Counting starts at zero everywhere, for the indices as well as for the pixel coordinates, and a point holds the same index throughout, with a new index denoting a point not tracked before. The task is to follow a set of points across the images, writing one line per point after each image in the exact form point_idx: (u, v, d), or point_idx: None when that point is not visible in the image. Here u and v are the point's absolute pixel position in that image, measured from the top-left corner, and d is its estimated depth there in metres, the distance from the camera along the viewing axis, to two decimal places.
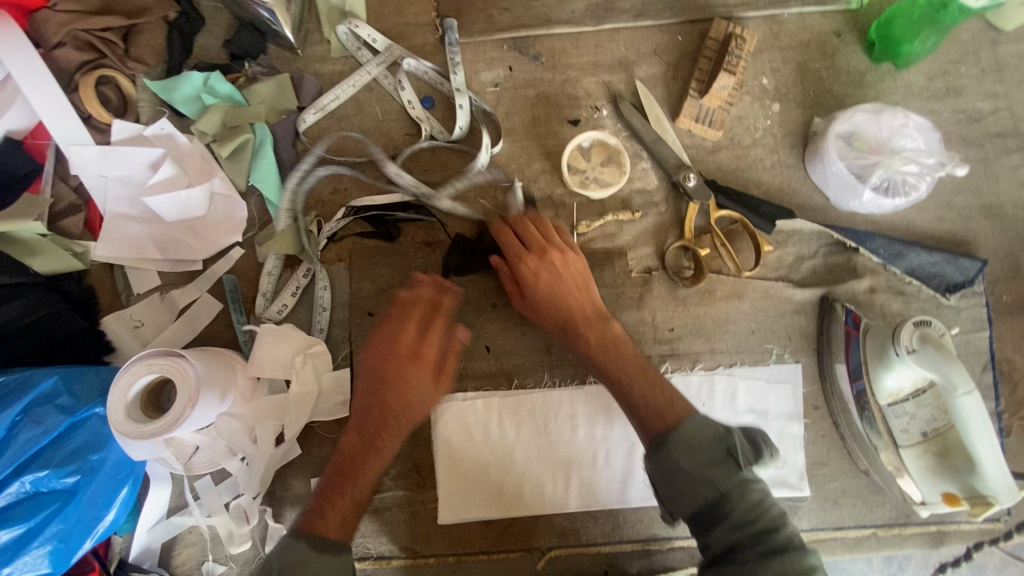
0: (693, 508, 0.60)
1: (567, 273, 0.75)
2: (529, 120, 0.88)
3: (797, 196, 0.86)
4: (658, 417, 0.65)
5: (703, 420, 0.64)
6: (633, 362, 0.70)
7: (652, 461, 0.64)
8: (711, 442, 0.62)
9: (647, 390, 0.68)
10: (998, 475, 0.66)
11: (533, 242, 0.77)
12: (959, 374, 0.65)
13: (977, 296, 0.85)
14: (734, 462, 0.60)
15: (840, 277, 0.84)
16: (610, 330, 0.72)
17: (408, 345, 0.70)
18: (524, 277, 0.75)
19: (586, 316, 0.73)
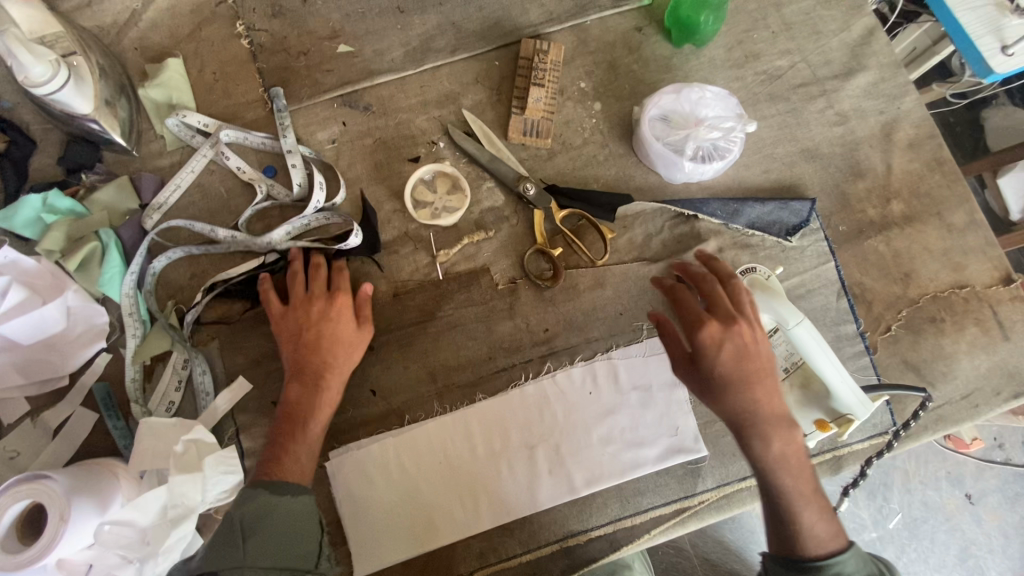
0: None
1: (755, 352, 0.68)
2: (372, 166, 0.91)
3: (633, 181, 0.92)
4: (815, 543, 0.64)
5: (861, 552, 0.65)
6: (806, 482, 0.66)
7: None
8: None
9: (824, 519, 0.65)
10: (848, 392, 0.71)
11: (721, 311, 0.69)
12: (785, 309, 0.71)
13: (816, 232, 0.92)
14: None
15: (689, 245, 0.90)
16: (792, 440, 0.67)
17: (323, 296, 0.79)
18: (705, 351, 0.67)
19: (772, 421, 0.67)
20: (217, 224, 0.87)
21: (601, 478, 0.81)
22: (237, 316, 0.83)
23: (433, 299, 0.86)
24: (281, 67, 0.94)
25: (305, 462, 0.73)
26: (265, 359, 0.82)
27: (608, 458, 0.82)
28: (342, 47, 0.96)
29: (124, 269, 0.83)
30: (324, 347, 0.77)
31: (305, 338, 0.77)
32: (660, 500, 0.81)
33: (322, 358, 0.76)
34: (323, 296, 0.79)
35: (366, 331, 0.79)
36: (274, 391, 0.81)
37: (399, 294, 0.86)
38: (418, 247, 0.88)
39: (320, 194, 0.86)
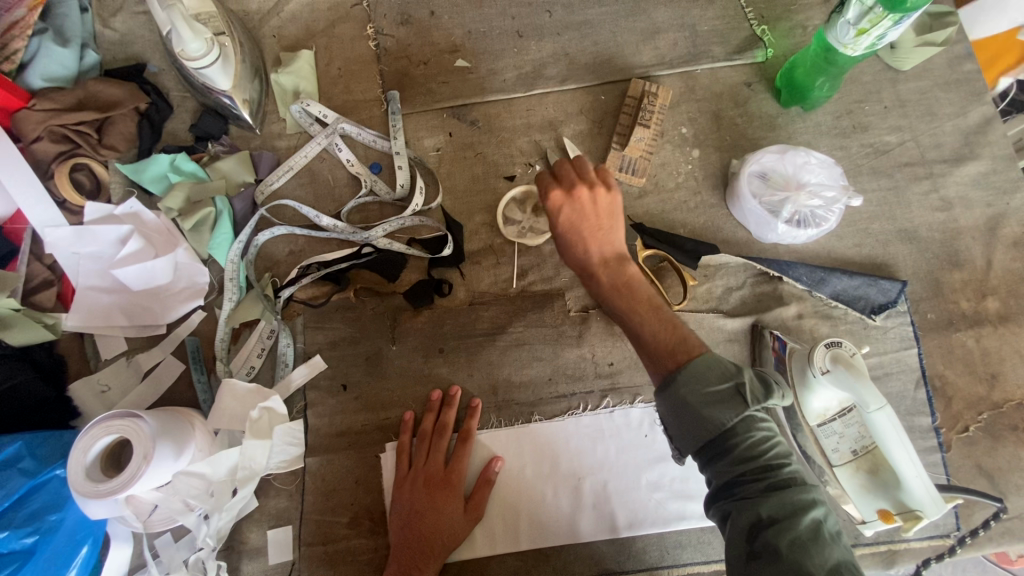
0: (701, 445, 0.61)
1: (594, 212, 0.71)
2: (470, 177, 0.95)
3: (720, 233, 0.93)
4: (656, 359, 0.65)
5: (715, 357, 0.63)
6: (643, 299, 0.68)
7: (662, 400, 0.63)
8: (720, 379, 0.61)
9: (662, 328, 0.65)
10: (921, 488, 0.69)
11: (566, 180, 0.72)
12: (868, 391, 0.70)
13: (902, 315, 0.90)
14: (742, 399, 0.59)
15: (768, 305, 0.89)
16: (621, 274, 0.69)
17: (438, 463, 0.79)
18: (548, 212, 0.72)
19: (595, 260, 0.70)
20: (320, 209, 0.92)
21: (643, 522, 0.80)
22: (325, 297, 0.87)
23: (508, 315, 0.89)
24: (400, 72, 1.00)
25: None
26: (344, 342, 0.85)
27: (653, 504, 0.81)
28: (459, 61, 1.01)
29: (233, 237, 0.89)
30: (430, 502, 0.77)
31: (413, 514, 0.76)
32: (701, 557, 0.80)
33: (426, 545, 0.75)
34: (435, 465, 0.79)
35: (472, 516, 0.78)
36: (344, 375, 0.84)
37: (475, 303, 0.89)
38: (500, 261, 0.91)
39: (419, 198, 0.91)
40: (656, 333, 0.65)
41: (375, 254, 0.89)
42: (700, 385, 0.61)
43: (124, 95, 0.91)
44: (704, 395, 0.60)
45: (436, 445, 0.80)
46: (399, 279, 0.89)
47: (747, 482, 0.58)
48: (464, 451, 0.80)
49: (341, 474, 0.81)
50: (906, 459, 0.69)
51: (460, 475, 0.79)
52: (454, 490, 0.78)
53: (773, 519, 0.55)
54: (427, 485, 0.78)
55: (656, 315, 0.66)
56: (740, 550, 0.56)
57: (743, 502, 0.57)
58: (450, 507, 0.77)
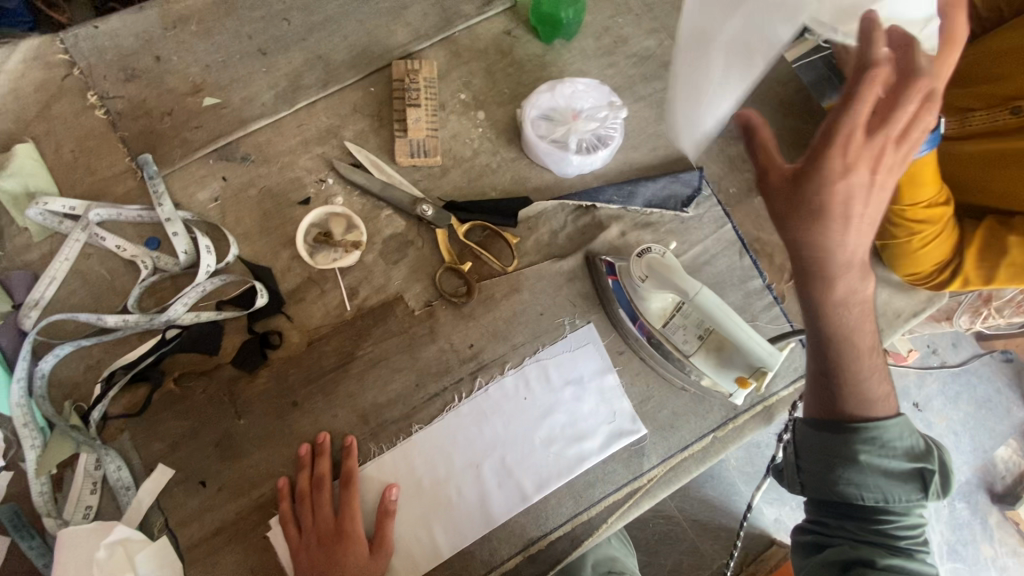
0: (826, 500, 0.68)
1: (872, 201, 0.56)
2: (262, 216, 0.88)
3: (529, 181, 0.93)
4: (864, 401, 0.66)
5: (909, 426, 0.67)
6: (873, 344, 0.65)
7: (812, 434, 0.69)
8: (909, 460, 0.65)
9: (882, 377, 0.66)
10: (757, 346, 0.74)
11: (881, 112, 0.52)
12: (683, 281, 0.74)
13: (709, 198, 0.96)
14: (920, 484, 0.65)
15: (594, 234, 0.92)
16: (864, 290, 0.62)
17: (326, 520, 0.75)
18: (824, 167, 0.53)
19: (872, 228, 0.58)
20: (106, 309, 0.82)
21: (551, 479, 0.82)
22: (144, 401, 0.78)
23: (352, 340, 0.84)
24: (145, 132, 0.90)
25: None
26: (184, 439, 0.78)
27: (554, 460, 0.82)
28: (208, 100, 0.92)
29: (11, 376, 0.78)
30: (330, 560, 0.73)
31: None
32: (612, 487, 0.83)
33: None
34: (324, 522, 0.75)
35: (379, 557, 0.75)
36: (198, 470, 0.77)
37: (313, 341, 0.84)
38: (325, 289, 0.86)
39: (210, 258, 0.83)
40: (856, 357, 0.65)
41: (184, 333, 0.81)
42: (880, 453, 0.65)
43: None
44: (880, 461, 0.65)
45: (321, 499, 0.76)
46: (222, 349, 0.81)
47: (861, 528, 0.66)
48: (350, 495, 0.76)
49: (233, 571, 0.75)
50: (744, 339, 0.74)
51: (352, 519, 0.75)
52: (353, 538, 0.74)
53: (884, 566, 0.62)
54: (321, 546, 0.74)
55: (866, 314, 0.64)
56: (830, 573, 0.65)
57: (859, 546, 0.65)
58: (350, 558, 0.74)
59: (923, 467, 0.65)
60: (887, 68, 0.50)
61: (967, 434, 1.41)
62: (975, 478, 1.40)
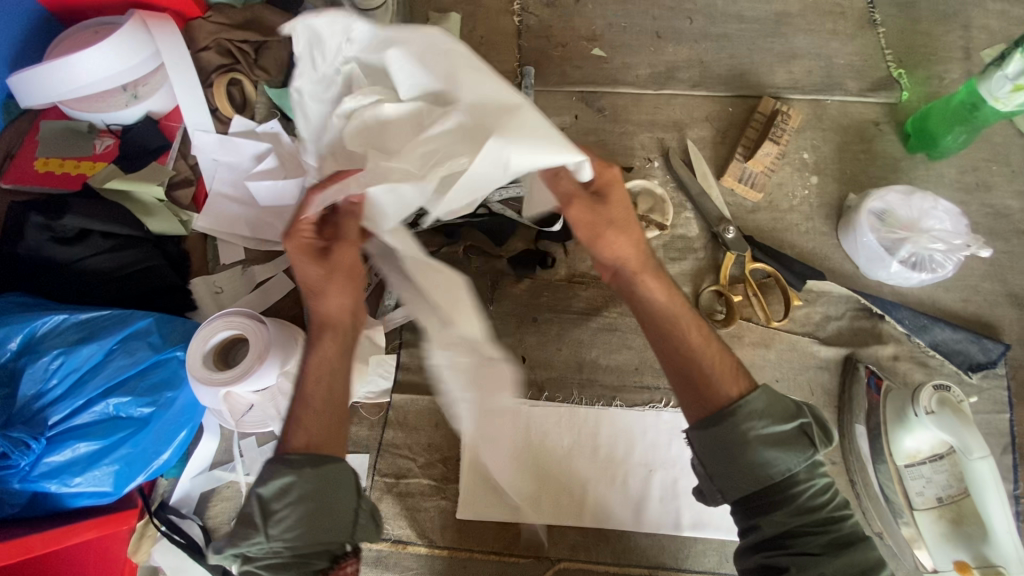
0: (746, 492, 0.59)
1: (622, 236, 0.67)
2: None
3: (828, 261, 0.93)
4: (703, 381, 0.62)
5: (774, 393, 0.61)
6: (683, 310, 0.67)
7: (700, 435, 0.60)
8: (784, 414, 0.60)
9: (705, 341, 0.65)
10: (1010, 544, 0.68)
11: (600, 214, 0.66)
12: (974, 438, 0.69)
13: (999, 378, 0.88)
14: (808, 440, 0.59)
15: (865, 341, 0.89)
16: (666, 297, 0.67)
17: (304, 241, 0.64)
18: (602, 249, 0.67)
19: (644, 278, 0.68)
20: None
21: (709, 525, 0.80)
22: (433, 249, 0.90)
23: (605, 299, 0.90)
24: (538, 50, 1.03)
25: (328, 421, 0.61)
26: None
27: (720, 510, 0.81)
28: (596, 50, 1.03)
29: None
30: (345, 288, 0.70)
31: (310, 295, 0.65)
32: None
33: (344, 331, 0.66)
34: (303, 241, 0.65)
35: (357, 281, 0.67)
36: None
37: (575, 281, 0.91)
38: None
39: None
40: (674, 334, 0.65)
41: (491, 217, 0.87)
42: (763, 422, 0.59)
43: (283, 23, 0.96)
44: (766, 432, 0.59)
45: (301, 252, 0.65)
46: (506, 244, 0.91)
47: (806, 535, 0.57)
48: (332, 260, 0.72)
49: (423, 416, 0.84)
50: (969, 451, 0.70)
51: (333, 299, 0.66)
52: (330, 326, 0.65)
53: None
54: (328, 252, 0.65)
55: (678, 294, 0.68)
56: None
57: (806, 557, 0.56)
58: (322, 356, 0.64)
59: (804, 422, 0.60)
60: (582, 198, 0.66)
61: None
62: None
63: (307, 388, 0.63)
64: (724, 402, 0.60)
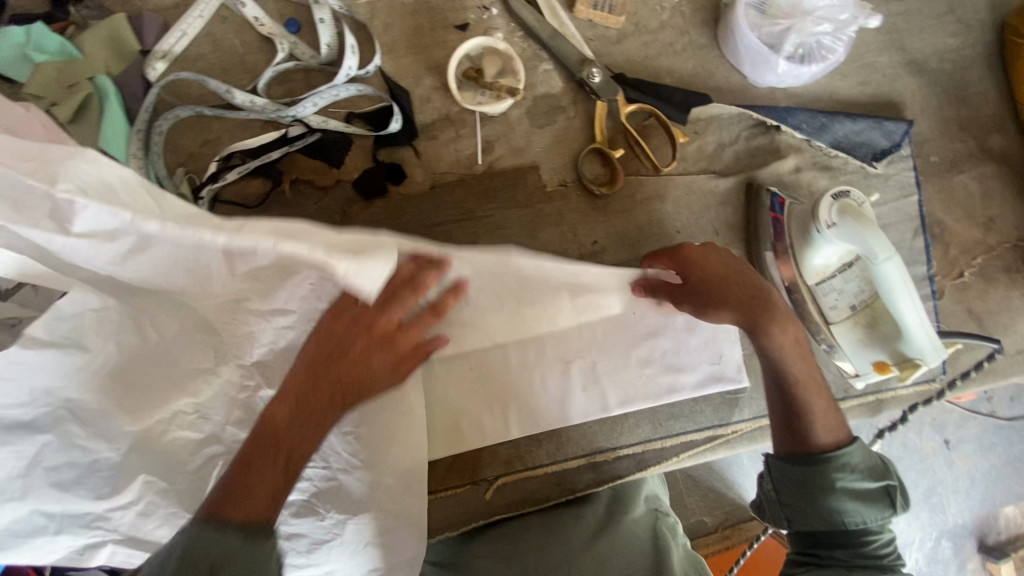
0: (815, 529, 0.65)
1: (708, 275, 0.67)
2: (412, 32, 0.78)
3: (712, 79, 0.81)
4: (807, 431, 0.66)
5: (865, 447, 0.67)
6: (812, 374, 0.68)
7: (783, 467, 0.67)
8: (872, 478, 0.66)
9: (829, 412, 0.67)
10: (924, 337, 0.65)
11: (699, 289, 0.67)
12: (877, 241, 0.63)
13: (905, 160, 0.82)
14: (886, 499, 0.65)
15: (763, 161, 0.80)
16: (788, 342, 0.67)
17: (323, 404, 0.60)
18: (686, 279, 0.68)
19: (746, 313, 0.66)
20: (236, 84, 0.75)
21: (637, 398, 0.78)
22: (260, 199, 0.74)
23: (475, 194, 0.77)
24: None
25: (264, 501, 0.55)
26: None
27: (645, 380, 0.78)
28: None
29: (128, 125, 0.72)
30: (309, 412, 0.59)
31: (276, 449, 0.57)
32: (693, 426, 0.80)
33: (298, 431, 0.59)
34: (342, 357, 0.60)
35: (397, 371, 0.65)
36: None
37: (436, 186, 0.77)
38: (460, 134, 0.78)
39: (352, 60, 0.74)
40: (792, 382, 0.67)
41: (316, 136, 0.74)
42: (854, 475, 0.65)
43: None
44: (853, 485, 0.65)
45: (311, 393, 0.59)
46: (346, 164, 0.76)
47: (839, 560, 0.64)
48: None
49: None
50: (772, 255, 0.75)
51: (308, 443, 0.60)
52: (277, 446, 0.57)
53: None
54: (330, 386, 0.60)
55: (804, 352, 0.69)
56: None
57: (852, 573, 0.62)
58: (276, 410, 0.58)
59: (887, 483, 0.66)
60: (694, 285, 0.68)
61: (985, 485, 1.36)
62: (974, 525, 1.36)
63: (250, 444, 0.57)
64: (819, 447, 0.66)
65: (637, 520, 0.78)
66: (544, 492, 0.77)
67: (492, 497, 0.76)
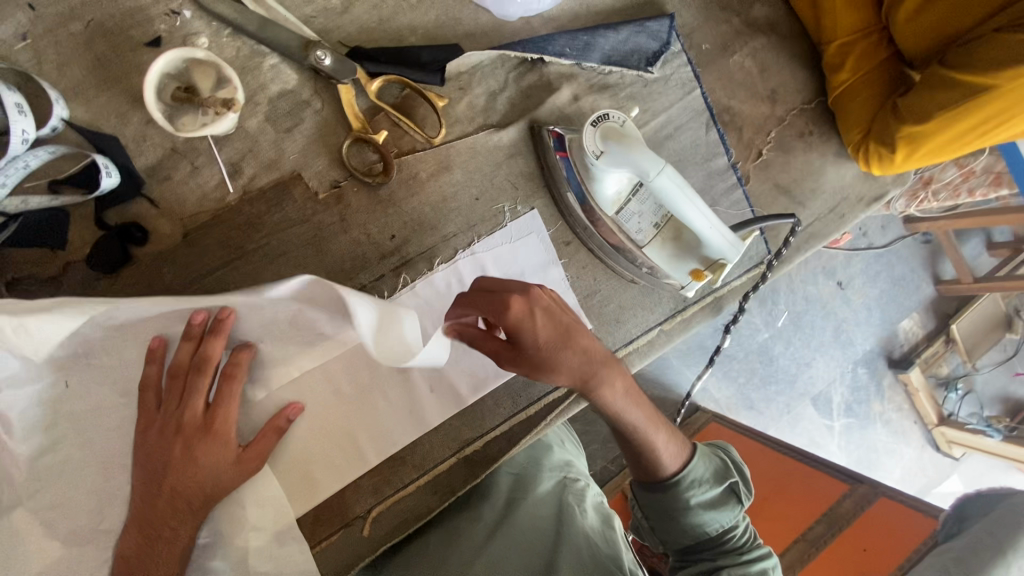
0: (683, 543, 0.69)
1: (534, 346, 0.54)
2: (95, 64, 0.65)
3: (459, 25, 0.74)
4: (658, 464, 0.68)
5: (710, 457, 0.72)
6: (653, 413, 0.66)
7: (646, 496, 0.71)
8: (719, 482, 0.70)
9: (672, 438, 0.68)
10: (720, 237, 0.65)
11: (525, 359, 0.55)
12: (644, 158, 0.61)
13: (678, 57, 0.80)
14: (733, 496, 0.70)
15: (539, 98, 0.75)
16: (631, 394, 0.62)
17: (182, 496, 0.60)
18: (518, 343, 0.54)
19: (587, 382, 0.58)
20: None
21: (488, 379, 0.75)
22: None
23: (240, 226, 0.68)
24: None
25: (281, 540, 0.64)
26: None
27: (491, 357, 0.75)
28: None
29: None
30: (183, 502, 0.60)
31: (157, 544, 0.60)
32: (553, 384, 0.78)
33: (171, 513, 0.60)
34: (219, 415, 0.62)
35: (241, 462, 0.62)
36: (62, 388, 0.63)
37: (190, 232, 0.67)
38: (197, 165, 0.67)
39: (24, 120, 0.60)
40: (637, 428, 0.64)
41: (15, 220, 0.62)
42: (703, 487, 0.69)
43: None
44: (703, 496, 0.69)
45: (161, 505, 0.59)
46: (72, 241, 0.64)
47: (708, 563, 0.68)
48: None
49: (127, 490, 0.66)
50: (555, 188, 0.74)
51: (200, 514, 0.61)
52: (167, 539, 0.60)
53: None
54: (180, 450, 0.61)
55: (644, 398, 0.65)
56: None
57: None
58: (125, 544, 0.60)
59: (732, 482, 0.71)
60: (527, 354, 0.55)
61: (881, 308, 1.49)
62: (879, 347, 1.50)
63: None
64: (671, 473, 0.69)
65: (542, 496, 0.80)
66: (423, 507, 0.73)
67: (371, 532, 0.71)
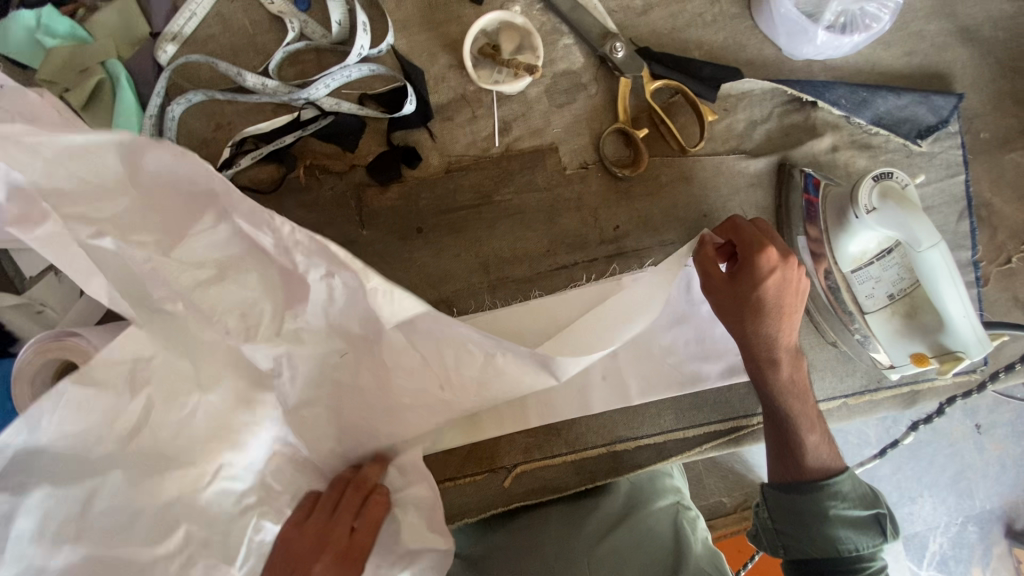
0: (808, 556, 0.65)
1: (744, 291, 0.62)
2: (426, 6, 0.75)
3: (744, 52, 0.76)
4: (802, 462, 0.67)
5: (856, 478, 0.68)
6: (810, 407, 0.68)
7: (778, 497, 0.67)
8: (864, 508, 0.65)
9: (825, 441, 0.67)
10: (969, 328, 0.61)
11: (744, 300, 0.62)
12: (922, 226, 0.59)
13: (952, 138, 0.77)
14: (880, 528, 0.64)
15: (797, 140, 0.76)
16: (798, 374, 0.67)
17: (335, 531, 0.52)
18: (736, 284, 0.62)
19: (776, 346, 0.64)
20: (246, 66, 0.73)
21: (658, 387, 0.76)
22: (275, 184, 0.73)
23: (494, 178, 0.75)
24: None
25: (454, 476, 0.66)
26: None
27: (668, 369, 0.76)
28: None
29: (141, 111, 0.72)
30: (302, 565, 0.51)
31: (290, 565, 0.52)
32: (716, 415, 0.78)
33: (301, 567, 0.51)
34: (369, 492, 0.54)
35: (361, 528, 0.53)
36: None
37: (452, 169, 0.74)
38: (476, 114, 0.75)
39: (364, 39, 0.71)
40: (794, 413, 0.67)
41: (326, 118, 0.73)
42: (846, 504, 0.65)
43: None
44: (845, 513, 0.65)
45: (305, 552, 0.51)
46: (359, 148, 0.74)
47: None
48: None
49: None
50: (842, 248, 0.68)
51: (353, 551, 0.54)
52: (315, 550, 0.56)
53: None
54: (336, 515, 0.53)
55: (807, 390, 0.68)
56: None
57: None
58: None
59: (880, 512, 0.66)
60: (733, 294, 0.63)
61: None
62: None
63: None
64: (817, 475, 0.66)
65: (659, 512, 0.75)
66: (562, 480, 0.76)
67: (511, 484, 0.76)
